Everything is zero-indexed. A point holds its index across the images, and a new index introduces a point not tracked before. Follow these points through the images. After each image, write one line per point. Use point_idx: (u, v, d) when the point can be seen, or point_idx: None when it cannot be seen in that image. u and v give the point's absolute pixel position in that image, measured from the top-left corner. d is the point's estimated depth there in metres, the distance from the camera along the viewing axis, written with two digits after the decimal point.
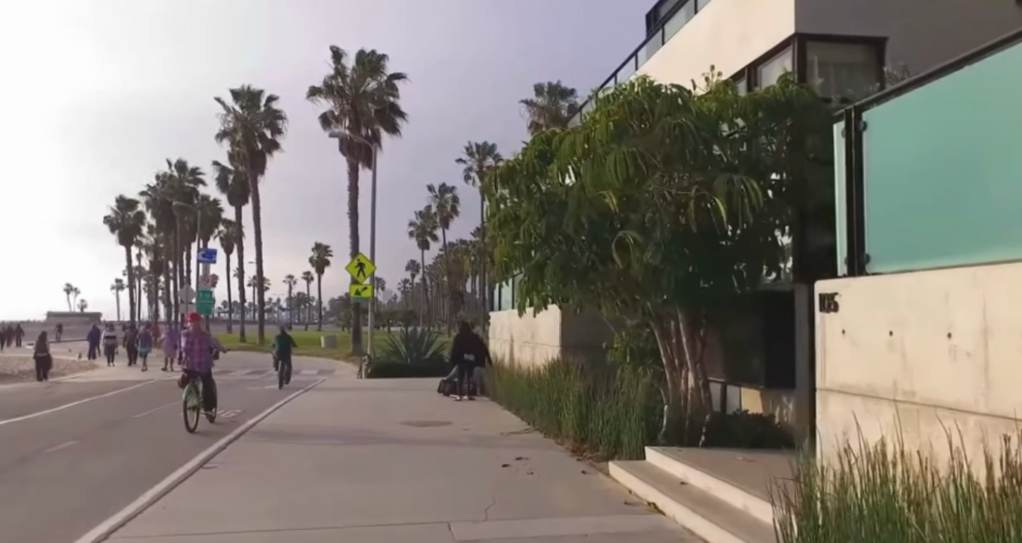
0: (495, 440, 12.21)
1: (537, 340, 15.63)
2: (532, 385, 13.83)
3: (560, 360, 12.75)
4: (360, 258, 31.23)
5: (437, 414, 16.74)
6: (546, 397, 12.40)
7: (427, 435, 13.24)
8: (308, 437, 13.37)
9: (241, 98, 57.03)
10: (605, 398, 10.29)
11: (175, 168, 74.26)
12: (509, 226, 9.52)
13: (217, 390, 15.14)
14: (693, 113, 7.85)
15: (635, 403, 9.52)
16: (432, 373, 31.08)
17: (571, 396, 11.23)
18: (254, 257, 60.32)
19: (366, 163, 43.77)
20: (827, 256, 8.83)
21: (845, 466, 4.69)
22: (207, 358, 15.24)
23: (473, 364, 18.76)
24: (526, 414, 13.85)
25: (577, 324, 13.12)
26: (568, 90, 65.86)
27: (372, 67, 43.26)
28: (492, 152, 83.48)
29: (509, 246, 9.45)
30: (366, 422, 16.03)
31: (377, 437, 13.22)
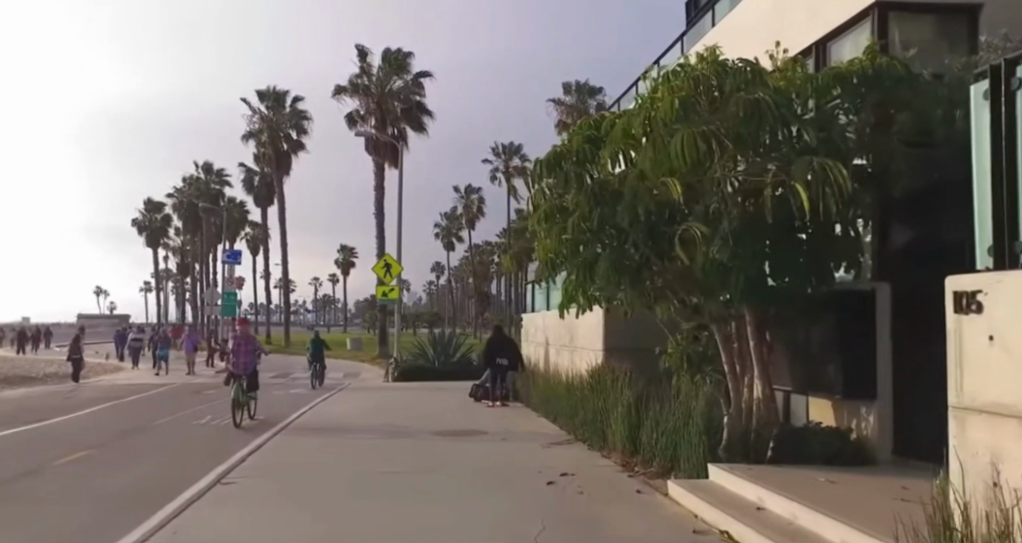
0: (535, 451, 11.34)
1: (576, 343, 14.73)
2: (573, 391, 12.95)
3: (604, 366, 11.82)
4: (387, 258, 30.53)
5: (469, 421, 15.90)
6: (590, 407, 11.47)
7: (459, 445, 12.38)
8: (332, 447, 12.57)
9: (266, 99, 56.81)
10: (659, 409, 9.39)
11: (202, 170, 74.44)
12: (553, 220, 8.61)
13: (261, 388, 15.69)
14: (769, 89, 7.00)
15: (695, 414, 8.61)
16: (461, 376, 30.29)
17: (619, 404, 10.36)
18: (280, 259, 60.06)
19: (392, 163, 43.17)
20: (913, 250, 7.91)
21: (1003, 507, 3.72)
22: (252, 357, 16.03)
23: (506, 369, 17.90)
24: (566, 425, 12.92)
25: (622, 326, 12.20)
26: (596, 89, 64.88)
27: (398, 65, 42.61)
28: (518, 152, 82.71)
29: (554, 242, 8.56)
30: (394, 428, 15.23)
31: (407, 447, 12.39)
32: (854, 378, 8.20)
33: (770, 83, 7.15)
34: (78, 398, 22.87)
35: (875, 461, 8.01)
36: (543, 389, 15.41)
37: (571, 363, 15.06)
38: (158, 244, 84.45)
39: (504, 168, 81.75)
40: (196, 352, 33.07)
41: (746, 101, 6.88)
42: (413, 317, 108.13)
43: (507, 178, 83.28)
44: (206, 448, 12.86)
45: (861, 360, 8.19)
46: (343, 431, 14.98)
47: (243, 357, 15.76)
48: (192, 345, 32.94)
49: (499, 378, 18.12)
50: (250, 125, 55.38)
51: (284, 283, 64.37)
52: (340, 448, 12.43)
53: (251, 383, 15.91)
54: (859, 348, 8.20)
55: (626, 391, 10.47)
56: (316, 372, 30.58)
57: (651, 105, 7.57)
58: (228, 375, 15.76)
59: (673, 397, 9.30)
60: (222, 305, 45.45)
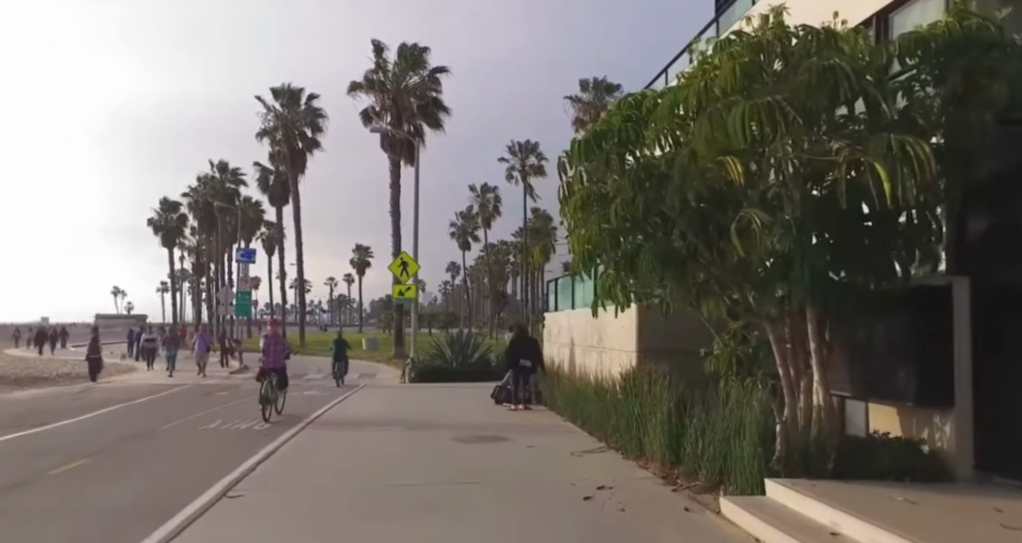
0: (565, 460, 10.49)
1: (605, 344, 13.87)
2: (604, 395, 12.09)
3: (638, 369, 10.99)
4: (403, 256, 29.81)
5: (491, 425, 15.06)
6: (624, 412, 10.66)
7: (482, 452, 11.55)
8: (346, 455, 11.74)
9: (281, 97, 56.40)
10: (705, 415, 8.56)
11: (217, 169, 74.20)
12: (591, 209, 7.82)
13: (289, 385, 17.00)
14: (844, 56, 6.15)
15: (747, 422, 7.77)
16: (480, 377, 29.52)
17: (658, 411, 9.50)
18: (296, 258, 59.57)
19: (408, 160, 42.48)
20: (996, 241, 7.00)
21: None
22: (282, 356, 17.48)
23: (529, 371, 17.09)
24: (597, 432, 12.09)
25: (657, 324, 11.35)
26: (614, 85, 63.94)
27: (413, 61, 41.82)
28: (534, 151, 81.99)
29: (592, 232, 7.75)
30: (411, 433, 14.41)
31: (426, 455, 11.54)
32: (929, 382, 7.29)
33: (844, 49, 6.25)
34: (87, 401, 22.27)
35: (956, 477, 7.07)
36: (570, 393, 14.55)
37: (599, 365, 14.20)
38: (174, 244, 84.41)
39: (522, 167, 81.04)
40: (209, 352, 32.54)
41: (816, 67, 6.01)
42: (429, 316, 107.49)
43: (523, 177, 82.54)
44: (212, 456, 12.05)
45: (937, 363, 7.28)
46: (358, 435, 14.18)
47: (273, 355, 17.19)
48: (205, 346, 32.38)
49: (522, 380, 17.30)
50: (264, 123, 54.91)
51: (299, 283, 63.93)
52: (355, 457, 11.59)
53: (281, 380, 17.30)
54: (934, 350, 7.30)
55: (665, 394, 9.65)
56: (339, 372, 30.63)
57: (705, 76, 6.74)
58: (260, 373, 17.22)
59: (720, 404, 8.45)
60: (236, 305, 44.92)
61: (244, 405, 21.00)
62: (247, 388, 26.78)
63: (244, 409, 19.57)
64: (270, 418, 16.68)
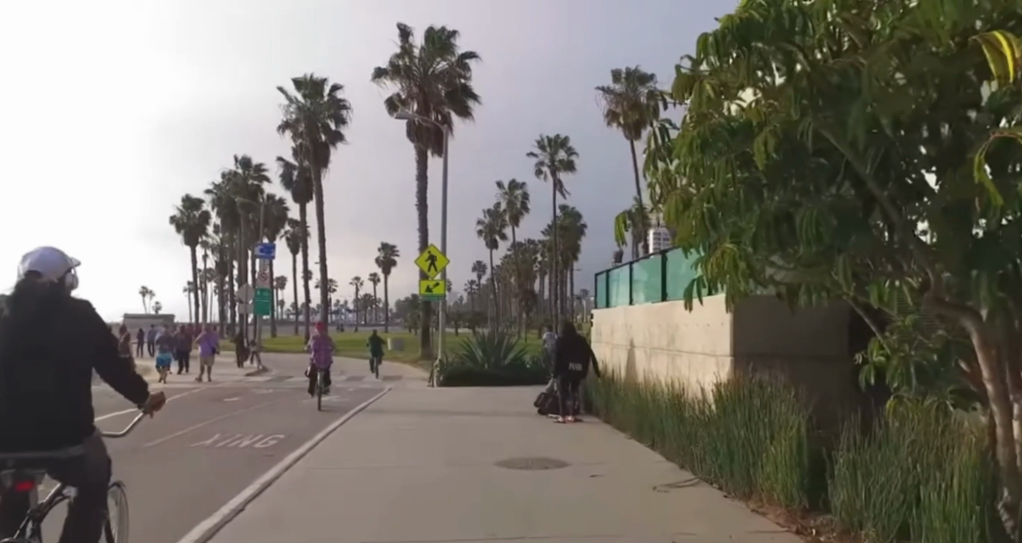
0: (648, 497, 8.02)
1: (679, 346, 11.38)
2: (690, 412, 9.57)
3: (740, 377, 8.49)
4: (430, 249, 27.50)
5: (537, 442, 12.61)
6: (722, 432, 8.14)
7: (534, 483, 9.07)
8: (362, 485, 9.31)
9: (303, 88, 54.52)
10: (864, 442, 6.01)
11: (240, 165, 72.69)
12: (711, 148, 5.31)
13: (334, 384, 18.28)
14: None
15: (935, 458, 5.19)
16: (512, 381, 27.16)
17: (782, 435, 6.96)
18: (319, 255, 57.71)
19: (435, 150, 40.27)
20: None
21: None
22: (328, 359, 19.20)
23: (579, 376, 14.73)
24: (681, 456, 9.57)
25: (757, 316, 8.91)
26: (649, 77, 61.28)
27: (441, 45, 39.48)
28: (565, 146, 79.56)
29: (720, 183, 5.23)
30: (442, 451, 12.01)
31: (463, 486, 9.09)
32: None
33: None
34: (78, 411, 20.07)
35: None
36: (636, 406, 12.07)
37: (671, 372, 11.69)
38: (196, 241, 82.95)
39: (549, 161, 78.62)
40: (216, 352, 30.47)
41: None
42: (454, 316, 105.31)
43: (551, 173, 80.18)
44: (198, 485, 9.69)
45: None
46: (378, 453, 11.76)
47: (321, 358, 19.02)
48: (211, 347, 30.32)
49: (571, 387, 14.89)
50: (285, 115, 53.02)
51: (324, 283, 62.13)
52: (372, 488, 9.14)
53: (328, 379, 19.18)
54: None
55: (791, 409, 7.09)
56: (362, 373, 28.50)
57: None
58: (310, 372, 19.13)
59: (884, 429, 5.89)
60: (253, 303, 42.68)
61: (251, 413, 18.80)
62: (259, 393, 24.61)
63: (250, 420, 17.35)
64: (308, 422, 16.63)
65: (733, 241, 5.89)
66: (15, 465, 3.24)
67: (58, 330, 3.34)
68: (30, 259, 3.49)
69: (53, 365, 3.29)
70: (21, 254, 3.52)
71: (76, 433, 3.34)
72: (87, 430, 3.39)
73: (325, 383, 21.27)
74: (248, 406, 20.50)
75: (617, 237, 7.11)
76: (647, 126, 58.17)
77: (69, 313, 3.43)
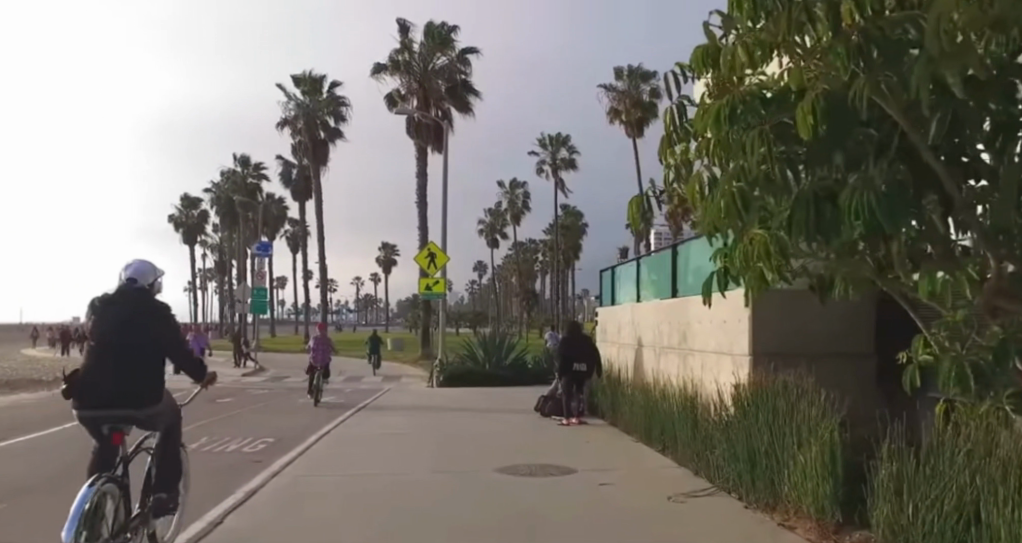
0: (661, 508, 7.38)
1: (691, 345, 10.74)
2: (705, 416, 8.90)
3: (760, 378, 7.82)
4: (429, 246, 26.86)
5: (539, 446, 11.97)
6: (742, 437, 7.46)
7: (537, 492, 8.40)
8: (353, 494, 8.65)
9: (302, 85, 53.82)
10: (910, 449, 5.35)
11: (239, 164, 72.15)
12: (741, 118, 4.59)
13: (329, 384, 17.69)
14: None
15: (996, 472, 4.52)
16: (514, 381, 26.51)
17: (811, 442, 6.30)
18: (319, 253, 57.13)
19: (435, 147, 39.65)
20: None
21: None
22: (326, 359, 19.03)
23: (584, 377, 14.10)
24: (694, 463, 8.90)
25: (779, 313, 8.26)
26: (651, 74, 60.63)
27: (441, 40, 38.85)
28: (567, 144, 78.93)
29: (753, 158, 4.51)
30: (440, 456, 11.37)
31: (461, 494, 8.42)
32: None
33: None
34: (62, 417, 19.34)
35: None
36: (645, 409, 11.42)
37: (682, 372, 11.06)
38: (195, 241, 82.43)
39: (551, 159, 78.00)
40: (209, 353, 29.84)
41: None
42: (455, 315, 104.75)
43: (552, 171, 79.52)
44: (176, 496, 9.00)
45: None
46: (371, 458, 11.14)
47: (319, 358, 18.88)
48: (203, 347, 29.69)
49: (575, 388, 14.24)
50: (284, 112, 52.45)
51: (324, 282, 61.56)
52: (364, 497, 8.47)
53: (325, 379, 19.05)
54: None
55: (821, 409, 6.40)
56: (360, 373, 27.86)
57: None
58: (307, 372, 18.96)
59: (933, 437, 5.22)
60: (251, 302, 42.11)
61: (243, 415, 18.18)
62: (254, 394, 24.00)
63: (242, 422, 16.73)
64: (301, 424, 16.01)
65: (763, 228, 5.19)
66: (113, 421, 4.91)
67: (145, 329, 5.04)
68: (129, 271, 5.27)
69: (141, 347, 5.01)
70: (123, 266, 5.32)
71: (153, 399, 5.01)
72: (158, 395, 5.04)
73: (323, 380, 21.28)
74: (241, 407, 19.89)
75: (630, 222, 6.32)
76: (649, 123, 57.55)
77: (147, 313, 5.11)
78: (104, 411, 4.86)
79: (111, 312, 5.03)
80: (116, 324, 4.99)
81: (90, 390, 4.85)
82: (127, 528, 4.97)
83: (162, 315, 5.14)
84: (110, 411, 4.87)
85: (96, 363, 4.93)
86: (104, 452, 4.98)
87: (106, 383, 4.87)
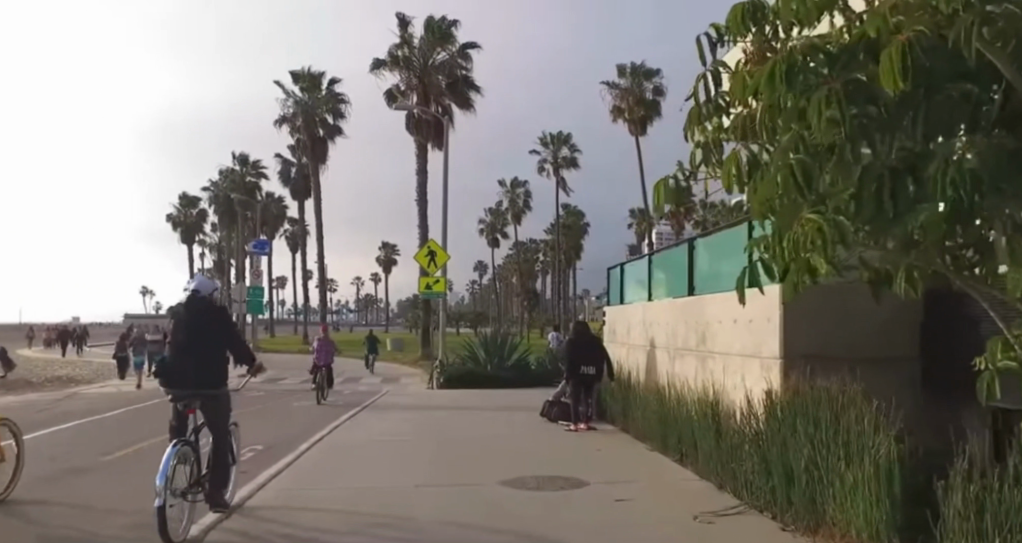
0: (688, 528, 6.62)
1: (710, 347, 9.99)
2: (731, 425, 8.12)
3: (794, 384, 7.08)
4: (429, 244, 26.10)
5: (547, 454, 11.20)
6: (776, 450, 6.68)
7: (546, 509, 7.58)
8: (343, 509, 7.83)
9: (301, 81, 53.13)
10: (994, 469, 4.58)
11: (238, 162, 71.45)
12: (800, 72, 3.76)
13: None
14: None
15: None
16: (517, 383, 25.75)
17: (864, 456, 5.51)
18: (317, 252, 56.44)
19: (435, 144, 38.95)
20: None
21: None
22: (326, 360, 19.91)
23: (592, 381, 13.34)
24: (719, 477, 8.12)
25: (812, 312, 7.54)
26: (654, 71, 59.87)
27: (441, 34, 38.08)
28: (568, 142, 78.21)
29: (819, 123, 3.67)
30: (442, 465, 10.62)
31: (460, 511, 7.60)
32: None
33: None
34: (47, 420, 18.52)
35: None
36: (660, 415, 10.66)
37: (701, 376, 10.30)
38: (193, 240, 81.83)
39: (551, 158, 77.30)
40: None
41: None
42: (454, 316, 104.00)
43: (554, 170, 78.78)
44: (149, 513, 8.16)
45: None
46: (369, 468, 10.38)
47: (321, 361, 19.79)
48: None
49: (583, 392, 13.49)
50: (282, 110, 51.75)
51: (324, 282, 60.89)
52: (355, 514, 7.65)
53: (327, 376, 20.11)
54: None
55: (874, 419, 5.62)
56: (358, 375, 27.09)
57: None
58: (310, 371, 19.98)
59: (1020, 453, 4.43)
60: (249, 302, 41.37)
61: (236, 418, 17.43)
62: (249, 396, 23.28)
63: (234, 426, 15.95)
64: (296, 429, 15.26)
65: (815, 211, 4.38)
66: (186, 400, 6.76)
67: (206, 328, 6.84)
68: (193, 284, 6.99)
69: (203, 344, 6.83)
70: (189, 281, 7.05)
71: (216, 384, 6.82)
72: (218, 379, 6.81)
73: (330, 384, 22.40)
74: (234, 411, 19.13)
75: (658, 208, 5.38)
76: (652, 122, 56.83)
77: (208, 319, 6.90)
78: (180, 393, 6.70)
79: (190, 317, 6.88)
80: (185, 326, 6.81)
81: (172, 373, 6.68)
82: (199, 482, 6.90)
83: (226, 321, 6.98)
84: (185, 393, 6.72)
85: (176, 353, 6.74)
86: (180, 424, 6.79)
87: (185, 368, 6.71)
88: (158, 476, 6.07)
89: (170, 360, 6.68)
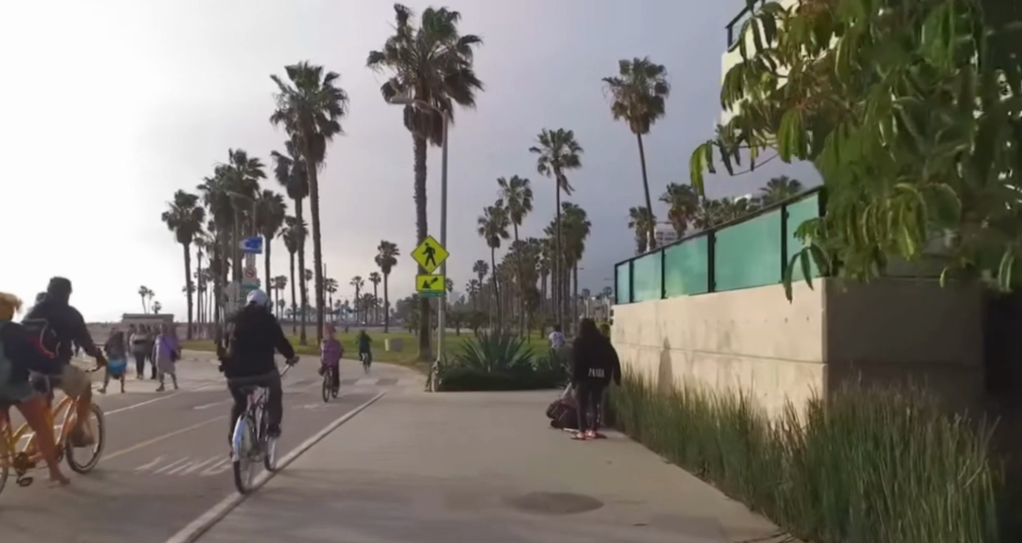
0: None
1: (735, 349, 9.04)
2: (766, 439, 7.15)
3: (844, 392, 6.11)
4: (428, 241, 25.12)
5: (555, 461, 10.20)
6: (829, 469, 5.68)
7: (552, 532, 6.53)
8: (314, 531, 6.73)
9: (297, 76, 52.18)
10: None
11: (235, 160, 70.51)
12: None
13: None
14: None
15: None
16: (518, 385, 24.75)
17: (940, 482, 4.50)
18: (314, 251, 55.42)
19: (435, 139, 38.00)
20: None
21: None
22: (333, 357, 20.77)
23: (600, 385, 12.36)
24: (751, 497, 7.06)
25: (855, 309, 6.71)
26: (656, 68, 58.92)
27: (440, 27, 37.14)
28: (569, 140, 77.20)
29: (940, 52, 2.68)
30: (441, 472, 9.62)
31: (449, 534, 6.52)
32: None
33: None
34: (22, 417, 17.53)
35: None
36: (677, 423, 9.69)
37: (723, 381, 9.35)
38: (190, 239, 80.96)
39: (552, 155, 76.37)
40: (177, 356, 26.10)
41: None
42: (454, 316, 102.89)
43: (554, 168, 77.74)
44: (106, 522, 7.13)
45: None
46: (359, 477, 9.38)
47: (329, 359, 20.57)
48: (170, 349, 26.02)
49: (591, 396, 12.51)
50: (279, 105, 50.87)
51: (321, 282, 59.90)
52: (328, 537, 6.56)
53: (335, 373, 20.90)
54: None
55: (952, 435, 4.60)
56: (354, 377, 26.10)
57: None
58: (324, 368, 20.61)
59: None
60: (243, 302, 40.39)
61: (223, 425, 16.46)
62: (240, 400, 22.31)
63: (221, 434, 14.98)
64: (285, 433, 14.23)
65: (908, 182, 3.40)
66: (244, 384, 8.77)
67: (259, 330, 8.88)
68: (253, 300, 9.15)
69: (256, 340, 8.84)
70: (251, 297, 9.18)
71: (266, 372, 8.82)
72: (268, 368, 8.83)
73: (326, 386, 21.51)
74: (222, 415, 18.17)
75: (695, 182, 4.39)
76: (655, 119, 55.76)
77: (259, 324, 8.93)
78: (240, 379, 8.72)
79: (245, 323, 8.90)
80: (242, 329, 8.85)
81: (234, 365, 8.73)
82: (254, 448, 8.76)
83: (274, 324, 9.01)
84: (243, 379, 8.72)
85: (235, 348, 8.81)
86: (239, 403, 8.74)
87: (243, 360, 8.76)
88: (232, 438, 8.00)
89: (231, 355, 8.74)
